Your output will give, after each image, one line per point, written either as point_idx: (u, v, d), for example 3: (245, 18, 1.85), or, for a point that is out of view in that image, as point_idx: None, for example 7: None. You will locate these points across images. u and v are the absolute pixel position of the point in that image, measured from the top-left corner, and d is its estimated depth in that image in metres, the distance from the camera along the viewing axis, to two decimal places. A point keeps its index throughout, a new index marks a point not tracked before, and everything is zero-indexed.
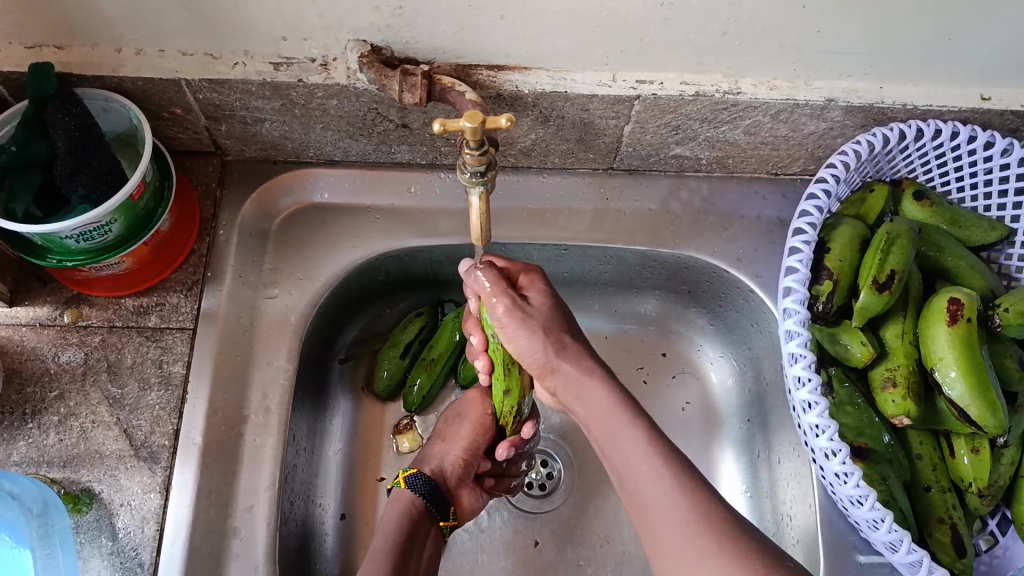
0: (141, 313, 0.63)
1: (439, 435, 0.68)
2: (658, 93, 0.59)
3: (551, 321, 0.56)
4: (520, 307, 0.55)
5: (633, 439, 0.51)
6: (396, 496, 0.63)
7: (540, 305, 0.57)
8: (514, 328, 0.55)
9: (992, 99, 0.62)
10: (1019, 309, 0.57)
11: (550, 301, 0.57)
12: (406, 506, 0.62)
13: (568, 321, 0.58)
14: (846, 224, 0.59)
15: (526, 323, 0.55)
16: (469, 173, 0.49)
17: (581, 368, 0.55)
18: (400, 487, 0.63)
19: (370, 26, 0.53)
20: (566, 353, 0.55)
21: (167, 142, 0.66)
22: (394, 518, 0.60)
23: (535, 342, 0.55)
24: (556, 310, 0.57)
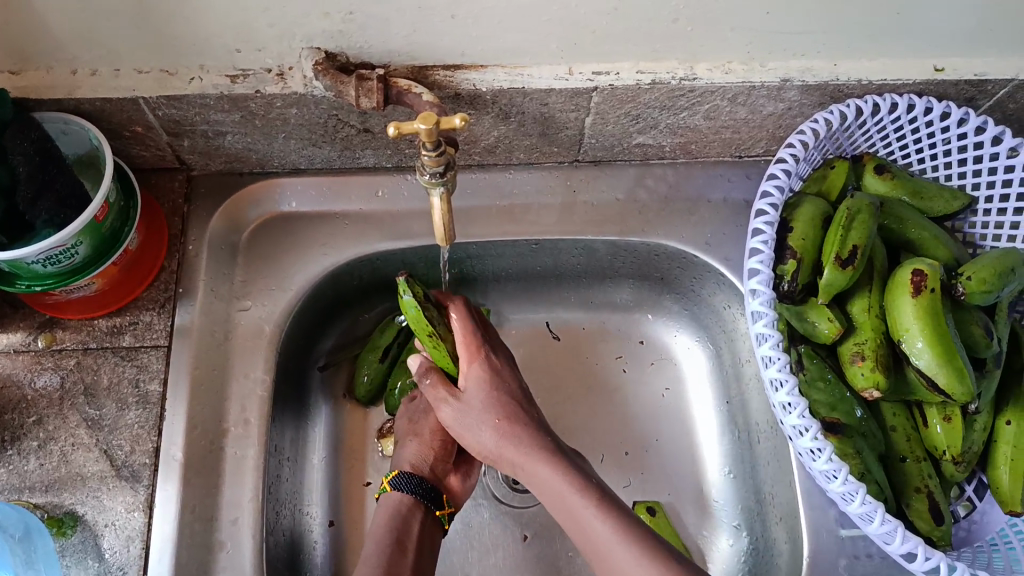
0: (114, 334, 0.63)
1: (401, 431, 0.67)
2: (615, 83, 0.60)
3: (492, 409, 0.59)
4: (458, 404, 0.60)
5: (585, 511, 0.53)
6: (384, 503, 0.62)
7: (478, 397, 0.59)
8: (460, 426, 0.60)
9: (946, 70, 0.62)
10: (981, 276, 0.58)
11: (495, 385, 0.60)
12: (397, 505, 0.61)
13: (513, 403, 0.59)
14: (808, 202, 0.60)
15: (468, 420, 0.59)
16: (428, 173, 0.50)
17: (525, 451, 0.57)
18: (388, 491, 0.62)
19: (322, 33, 0.53)
20: (510, 438, 0.58)
21: (132, 161, 0.66)
22: (385, 519, 0.60)
23: (484, 434, 0.59)
24: (496, 396, 0.59)
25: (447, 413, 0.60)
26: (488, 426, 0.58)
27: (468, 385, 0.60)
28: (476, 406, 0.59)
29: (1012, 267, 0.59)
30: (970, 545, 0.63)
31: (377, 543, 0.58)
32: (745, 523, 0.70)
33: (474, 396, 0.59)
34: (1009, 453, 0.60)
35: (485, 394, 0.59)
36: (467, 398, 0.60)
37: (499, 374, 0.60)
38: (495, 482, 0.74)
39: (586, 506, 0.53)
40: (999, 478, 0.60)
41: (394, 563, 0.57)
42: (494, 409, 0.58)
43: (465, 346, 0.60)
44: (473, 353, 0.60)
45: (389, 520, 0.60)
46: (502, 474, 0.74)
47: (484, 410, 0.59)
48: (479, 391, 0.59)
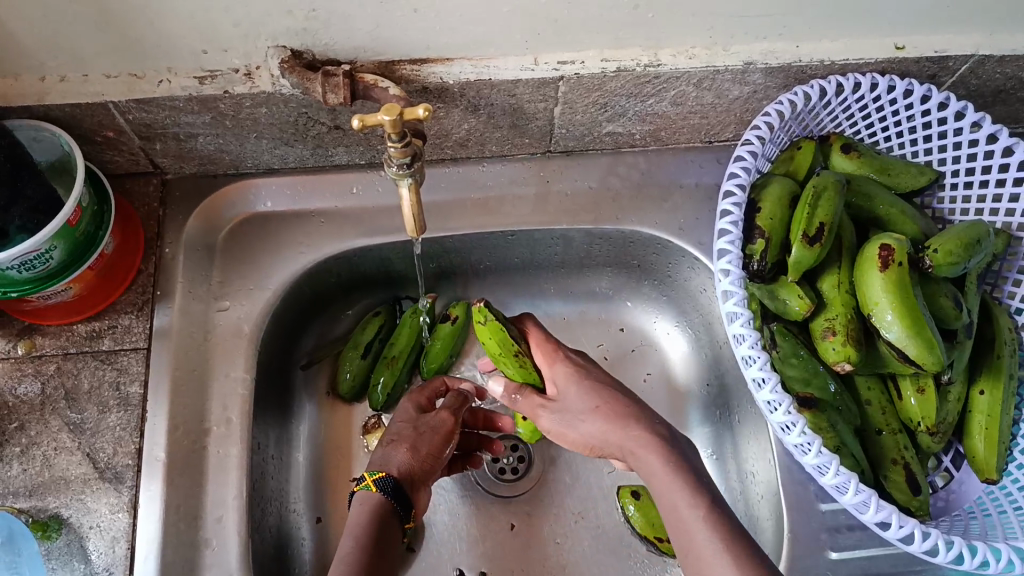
0: (93, 338, 0.63)
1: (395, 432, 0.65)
2: (580, 72, 0.60)
3: (589, 401, 0.60)
4: (555, 405, 0.62)
5: (687, 502, 0.53)
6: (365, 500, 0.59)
7: (572, 392, 0.61)
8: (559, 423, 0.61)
9: (906, 48, 0.63)
10: (948, 248, 0.58)
11: (586, 382, 0.62)
12: (376, 508, 0.58)
13: (605, 391, 0.61)
14: (775, 182, 0.61)
15: (568, 417, 0.61)
16: (395, 166, 0.50)
17: (639, 433, 0.57)
18: (370, 490, 0.59)
19: (287, 30, 0.54)
20: (611, 421, 0.59)
21: (105, 167, 0.66)
22: (364, 521, 0.57)
23: (582, 426, 0.60)
24: (587, 387, 0.61)
25: (545, 419, 0.62)
26: (585, 418, 0.60)
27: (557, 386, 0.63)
28: (572, 402, 0.61)
29: (978, 239, 0.59)
30: (948, 514, 0.64)
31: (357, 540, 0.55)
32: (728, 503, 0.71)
33: (568, 391, 0.62)
34: (983, 421, 0.61)
35: (578, 388, 0.61)
36: (563, 396, 0.62)
37: (583, 370, 0.63)
38: (481, 472, 0.74)
39: (688, 501, 0.53)
40: (974, 446, 0.61)
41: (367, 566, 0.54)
42: (591, 396, 0.60)
43: (543, 353, 0.64)
44: (553, 354, 0.64)
45: (368, 522, 0.57)
46: (487, 466, 0.75)
47: (584, 403, 0.60)
48: (574, 386, 0.61)
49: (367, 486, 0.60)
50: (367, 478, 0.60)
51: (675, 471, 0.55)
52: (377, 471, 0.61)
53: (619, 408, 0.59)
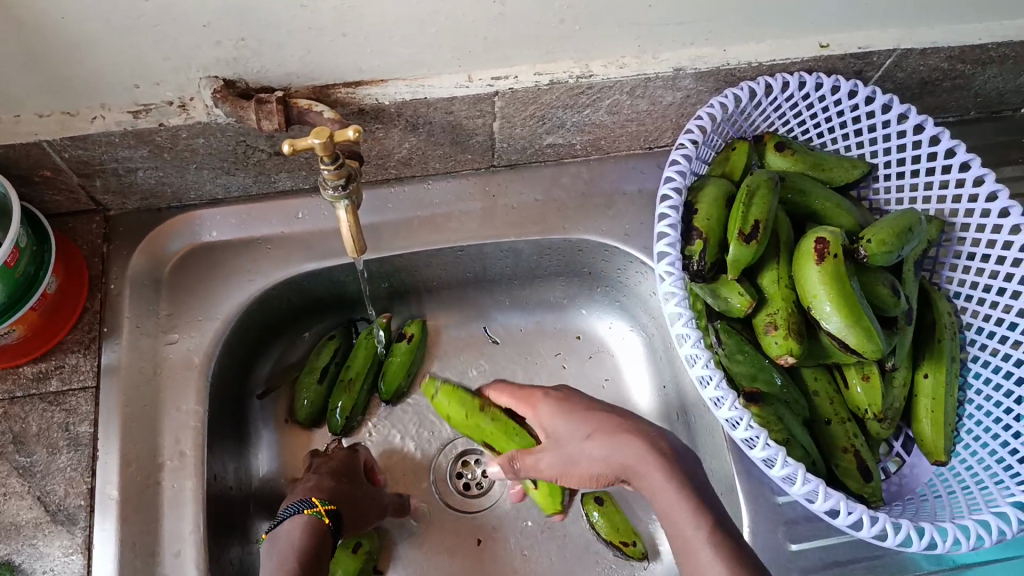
0: (40, 379, 0.62)
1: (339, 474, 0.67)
2: (515, 87, 0.61)
3: (584, 427, 0.57)
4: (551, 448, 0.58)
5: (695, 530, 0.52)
6: (294, 526, 0.60)
7: (562, 426, 0.58)
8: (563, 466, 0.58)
9: (830, 46, 0.65)
10: (881, 238, 0.60)
11: (576, 411, 0.59)
12: (317, 538, 0.60)
13: (599, 416, 0.58)
14: (710, 184, 0.62)
15: (567, 455, 0.58)
16: (331, 188, 0.50)
17: (641, 453, 0.55)
18: (320, 518, 0.61)
19: (217, 61, 0.54)
20: (613, 444, 0.56)
21: (45, 206, 0.66)
22: (304, 551, 0.59)
23: (583, 454, 0.57)
24: (579, 416, 0.58)
25: (544, 459, 0.58)
26: (585, 445, 0.57)
27: (544, 424, 0.59)
28: (564, 435, 0.58)
29: (910, 228, 0.61)
30: (902, 498, 0.65)
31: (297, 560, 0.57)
32: None
33: (559, 428, 0.58)
34: (929, 405, 0.63)
35: (568, 420, 0.58)
36: (553, 432, 0.59)
37: (569, 402, 0.60)
38: (444, 490, 0.74)
39: (695, 523, 0.52)
40: (921, 430, 0.63)
41: None
42: (587, 424, 0.58)
43: (524, 399, 0.61)
44: (529, 395, 0.61)
45: (310, 551, 0.59)
46: (451, 483, 0.75)
47: (580, 432, 0.57)
48: (563, 418, 0.59)
49: (317, 513, 0.61)
50: (317, 505, 0.62)
51: (681, 492, 0.54)
52: (327, 501, 0.63)
53: (617, 430, 0.57)
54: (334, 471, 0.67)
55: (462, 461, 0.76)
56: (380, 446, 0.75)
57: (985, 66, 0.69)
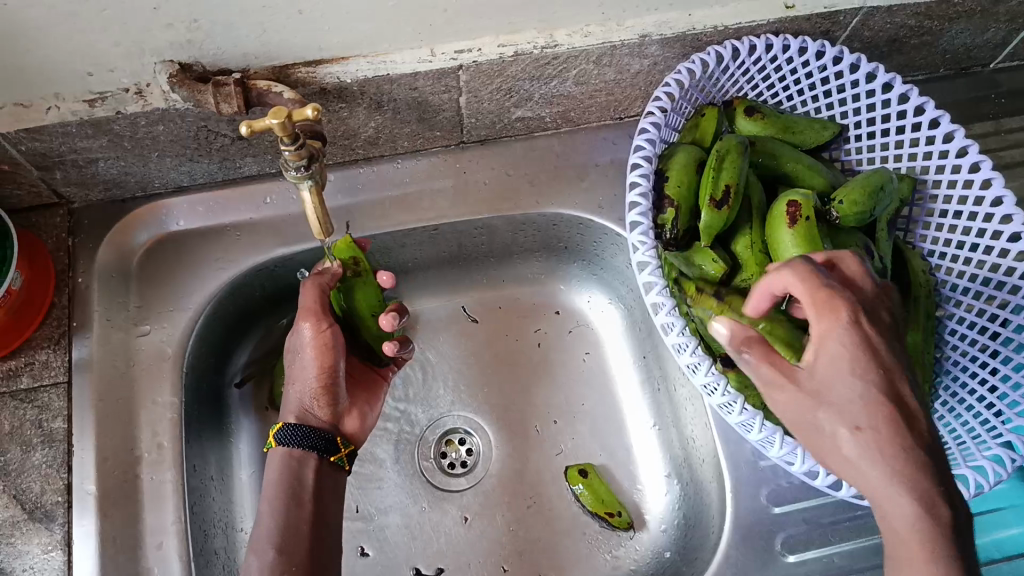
0: (11, 377, 0.62)
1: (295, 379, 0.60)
2: (479, 59, 0.60)
3: (859, 414, 0.45)
4: (823, 401, 0.46)
5: None
6: (272, 457, 0.58)
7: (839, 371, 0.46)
8: (813, 430, 0.47)
9: (796, 7, 0.64)
10: (852, 199, 0.60)
11: (863, 362, 0.46)
12: (280, 459, 0.57)
13: (882, 393, 0.45)
14: (680, 151, 0.62)
15: (810, 420, 0.47)
16: (293, 169, 0.49)
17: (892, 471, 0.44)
18: (273, 447, 0.57)
19: (171, 44, 0.53)
20: (874, 449, 0.44)
21: (5, 202, 0.65)
22: (276, 474, 0.57)
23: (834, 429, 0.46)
24: (866, 388, 0.45)
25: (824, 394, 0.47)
26: (860, 423, 0.45)
27: (823, 354, 0.47)
28: (844, 393, 0.46)
29: (881, 186, 0.61)
30: None
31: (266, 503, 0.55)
32: (673, 471, 0.72)
33: (839, 382, 0.46)
34: (905, 363, 0.63)
35: (860, 377, 0.45)
36: (829, 386, 0.46)
37: (865, 351, 0.46)
38: (429, 470, 0.74)
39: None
40: None
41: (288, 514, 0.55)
42: (880, 399, 0.45)
43: (817, 304, 0.47)
44: (830, 309, 0.47)
45: (279, 478, 0.56)
46: (435, 462, 0.74)
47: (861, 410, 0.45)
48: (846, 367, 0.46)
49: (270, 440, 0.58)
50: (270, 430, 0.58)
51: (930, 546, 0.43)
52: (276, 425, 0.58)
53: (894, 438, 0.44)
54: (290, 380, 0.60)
55: (447, 440, 0.75)
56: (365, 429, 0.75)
57: (951, 21, 0.69)
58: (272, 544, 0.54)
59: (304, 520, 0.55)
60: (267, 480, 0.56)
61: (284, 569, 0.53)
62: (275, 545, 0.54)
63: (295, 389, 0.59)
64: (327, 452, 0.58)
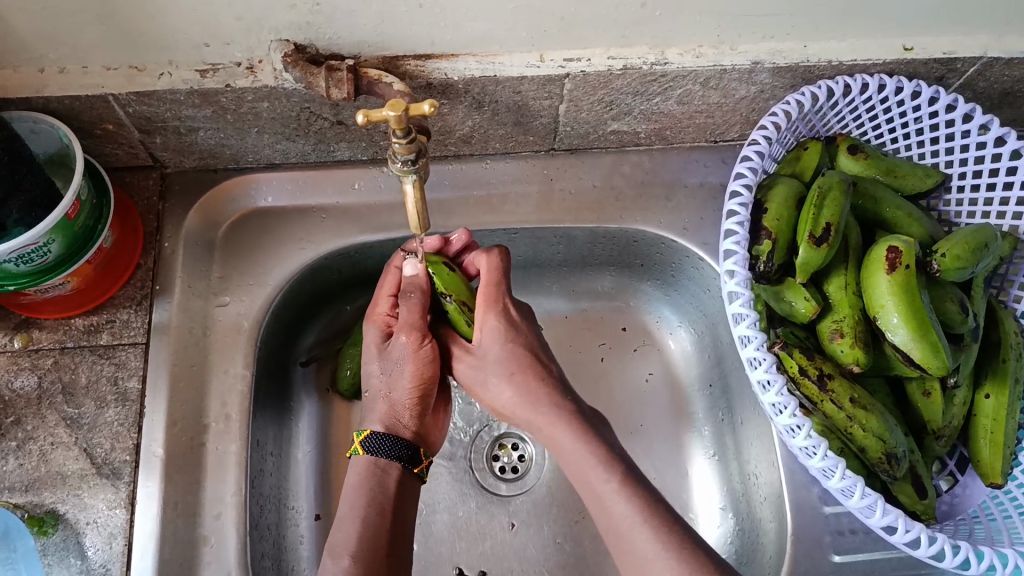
0: (92, 332, 0.63)
1: (383, 390, 0.60)
2: (587, 69, 0.59)
3: (509, 365, 0.59)
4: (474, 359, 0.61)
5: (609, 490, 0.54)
6: (354, 464, 0.58)
7: (494, 350, 0.60)
8: (477, 379, 0.61)
9: (915, 49, 0.62)
10: (955, 252, 0.58)
11: (590, 473, 0.55)
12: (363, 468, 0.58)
13: (529, 357, 0.60)
14: (782, 183, 0.61)
15: (485, 374, 0.60)
16: (400, 162, 0.48)
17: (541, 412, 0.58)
18: (359, 454, 0.58)
19: (290, 24, 0.53)
20: (529, 393, 0.59)
21: (104, 159, 0.66)
22: (359, 480, 0.57)
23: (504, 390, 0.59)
24: (511, 350, 0.59)
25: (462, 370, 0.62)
26: (636, 514, 0.52)
27: None
28: None
29: (985, 243, 0.59)
30: (952, 519, 0.64)
31: (350, 506, 0.55)
32: (730, 504, 0.71)
33: (490, 351, 0.60)
34: (989, 426, 0.61)
35: (624, 493, 0.53)
36: (483, 350, 0.60)
37: (513, 329, 0.60)
38: (479, 470, 0.74)
39: (605, 477, 0.54)
40: (979, 450, 0.61)
41: (374, 526, 0.55)
42: (517, 362, 0.59)
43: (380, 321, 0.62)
44: (491, 303, 0.61)
45: (364, 484, 0.57)
46: (487, 464, 0.74)
47: (632, 508, 0.52)
48: (630, 508, 0.53)
49: (355, 448, 0.58)
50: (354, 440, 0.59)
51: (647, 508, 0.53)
52: (362, 433, 0.59)
53: (649, 502, 0.53)
54: (380, 392, 0.60)
55: (499, 444, 0.75)
56: None
57: None
58: (350, 549, 0.53)
59: (385, 528, 0.55)
60: (351, 484, 0.57)
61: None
62: (355, 547, 0.53)
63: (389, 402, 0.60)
64: (411, 464, 0.59)
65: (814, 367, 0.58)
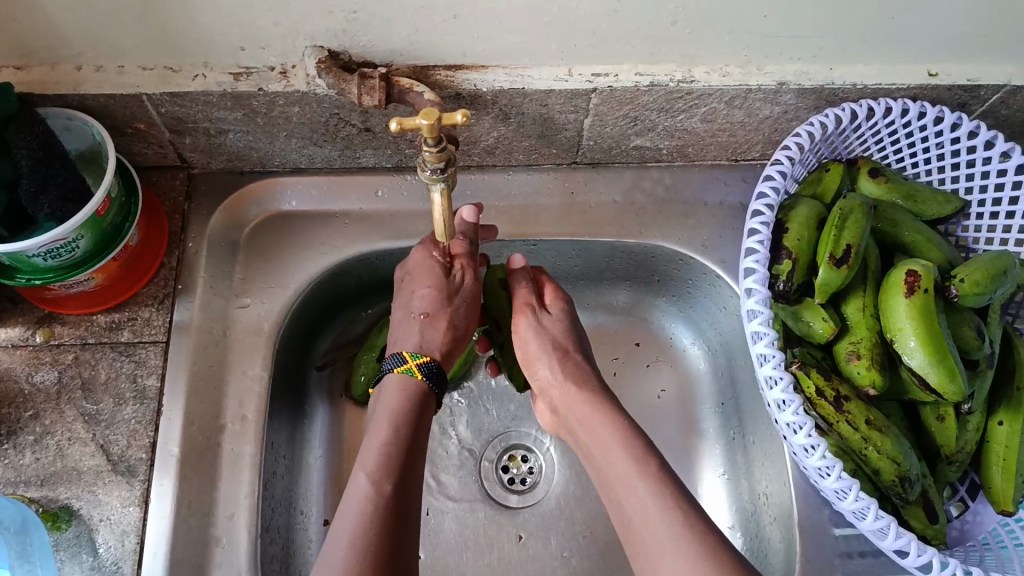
0: (113, 329, 0.63)
1: (414, 311, 0.61)
2: (614, 85, 0.60)
3: (568, 341, 0.64)
4: (537, 316, 0.64)
5: (633, 475, 0.53)
6: (402, 383, 0.57)
7: (560, 323, 0.64)
8: (526, 336, 0.63)
9: (939, 75, 0.63)
10: (974, 278, 0.58)
11: (620, 464, 0.54)
12: (416, 395, 0.57)
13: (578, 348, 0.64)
14: (803, 204, 0.62)
15: (544, 332, 0.63)
16: (429, 170, 0.49)
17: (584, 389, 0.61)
18: (414, 375, 0.58)
19: (326, 31, 0.53)
20: (576, 372, 0.62)
21: (132, 158, 0.66)
22: (409, 407, 0.56)
23: (551, 365, 0.62)
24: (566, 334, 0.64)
25: (521, 326, 0.64)
26: (655, 503, 0.51)
27: None
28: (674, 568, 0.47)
29: (1003, 270, 0.59)
30: (962, 545, 0.64)
31: (393, 431, 0.54)
32: (739, 523, 0.71)
33: (555, 321, 0.64)
34: (1001, 453, 0.61)
35: (648, 482, 0.52)
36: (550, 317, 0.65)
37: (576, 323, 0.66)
38: (489, 481, 0.74)
39: (636, 465, 0.53)
40: (991, 477, 0.61)
41: (409, 457, 0.53)
42: (571, 343, 0.64)
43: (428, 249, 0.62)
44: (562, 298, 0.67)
45: (410, 411, 0.56)
46: (497, 475, 0.74)
47: (652, 495, 0.51)
48: (652, 496, 0.51)
49: (411, 370, 0.58)
50: (407, 361, 0.58)
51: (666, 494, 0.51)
52: (418, 356, 0.59)
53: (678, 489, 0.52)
54: (411, 313, 0.60)
55: (509, 455, 0.76)
56: (436, 427, 0.76)
57: None
58: (393, 478, 0.51)
59: (412, 460, 0.53)
60: (394, 406, 0.55)
61: (396, 508, 0.50)
62: (390, 476, 0.51)
63: (428, 324, 0.60)
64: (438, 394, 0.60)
65: (831, 388, 0.58)
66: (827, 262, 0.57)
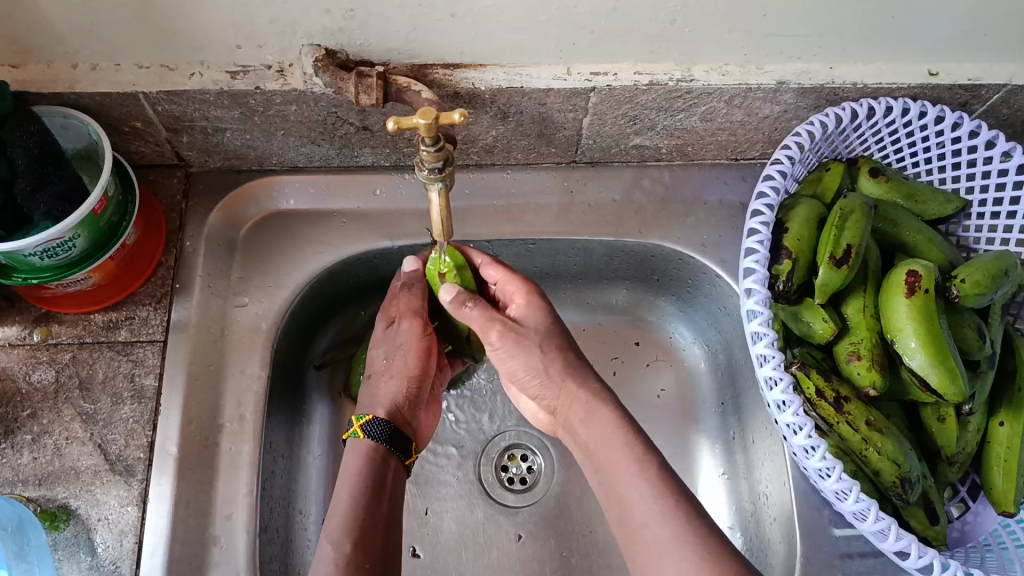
0: (111, 328, 0.63)
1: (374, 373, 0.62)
2: (613, 84, 0.60)
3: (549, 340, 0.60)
4: (512, 326, 0.60)
5: (631, 472, 0.53)
6: (354, 448, 0.58)
7: (536, 327, 0.61)
8: (508, 347, 0.60)
9: (939, 75, 0.62)
10: (974, 279, 0.58)
11: (615, 461, 0.54)
12: (373, 455, 0.57)
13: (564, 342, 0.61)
14: (803, 204, 0.61)
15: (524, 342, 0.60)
16: (427, 169, 0.48)
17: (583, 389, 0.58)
18: (359, 437, 0.58)
19: (323, 30, 0.53)
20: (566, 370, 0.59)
21: (129, 156, 0.66)
22: (366, 466, 0.56)
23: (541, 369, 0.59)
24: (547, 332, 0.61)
25: (495, 341, 0.60)
26: (655, 503, 0.51)
27: None
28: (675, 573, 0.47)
29: (1004, 271, 0.59)
30: (963, 546, 0.64)
31: (351, 492, 0.55)
32: (738, 523, 0.71)
33: (531, 326, 0.61)
34: (1002, 454, 0.60)
35: (648, 482, 0.52)
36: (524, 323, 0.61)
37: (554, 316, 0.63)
38: (488, 481, 0.74)
39: (633, 465, 0.53)
40: (992, 478, 0.61)
41: (372, 514, 0.54)
42: (555, 340, 0.61)
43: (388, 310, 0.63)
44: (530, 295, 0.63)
45: (369, 474, 0.56)
46: (496, 475, 0.74)
47: (652, 496, 0.51)
48: (651, 498, 0.51)
49: (355, 432, 0.58)
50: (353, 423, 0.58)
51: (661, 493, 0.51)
52: (364, 417, 0.59)
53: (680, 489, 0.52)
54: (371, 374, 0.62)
55: (509, 455, 0.75)
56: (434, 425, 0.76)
57: None
58: (352, 535, 0.52)
59: (376, 514, 0.55)
60: (350, 470, 0.56)
61: (359, 563, 0.51)
62: (351, 535, 0.52)
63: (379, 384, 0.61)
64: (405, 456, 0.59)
65: (831, 388, 0.58)
66: (826, 262, 0.57)
